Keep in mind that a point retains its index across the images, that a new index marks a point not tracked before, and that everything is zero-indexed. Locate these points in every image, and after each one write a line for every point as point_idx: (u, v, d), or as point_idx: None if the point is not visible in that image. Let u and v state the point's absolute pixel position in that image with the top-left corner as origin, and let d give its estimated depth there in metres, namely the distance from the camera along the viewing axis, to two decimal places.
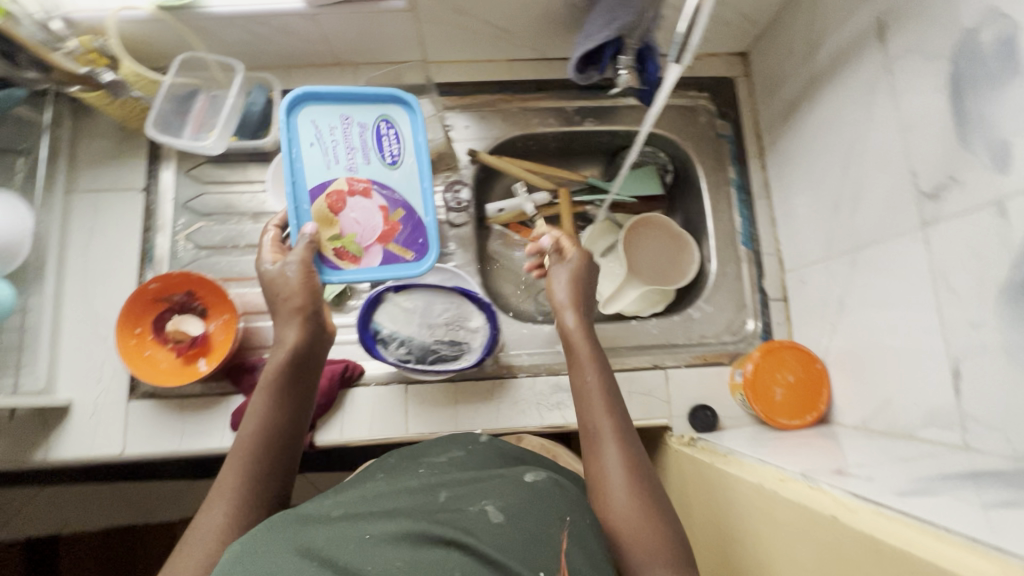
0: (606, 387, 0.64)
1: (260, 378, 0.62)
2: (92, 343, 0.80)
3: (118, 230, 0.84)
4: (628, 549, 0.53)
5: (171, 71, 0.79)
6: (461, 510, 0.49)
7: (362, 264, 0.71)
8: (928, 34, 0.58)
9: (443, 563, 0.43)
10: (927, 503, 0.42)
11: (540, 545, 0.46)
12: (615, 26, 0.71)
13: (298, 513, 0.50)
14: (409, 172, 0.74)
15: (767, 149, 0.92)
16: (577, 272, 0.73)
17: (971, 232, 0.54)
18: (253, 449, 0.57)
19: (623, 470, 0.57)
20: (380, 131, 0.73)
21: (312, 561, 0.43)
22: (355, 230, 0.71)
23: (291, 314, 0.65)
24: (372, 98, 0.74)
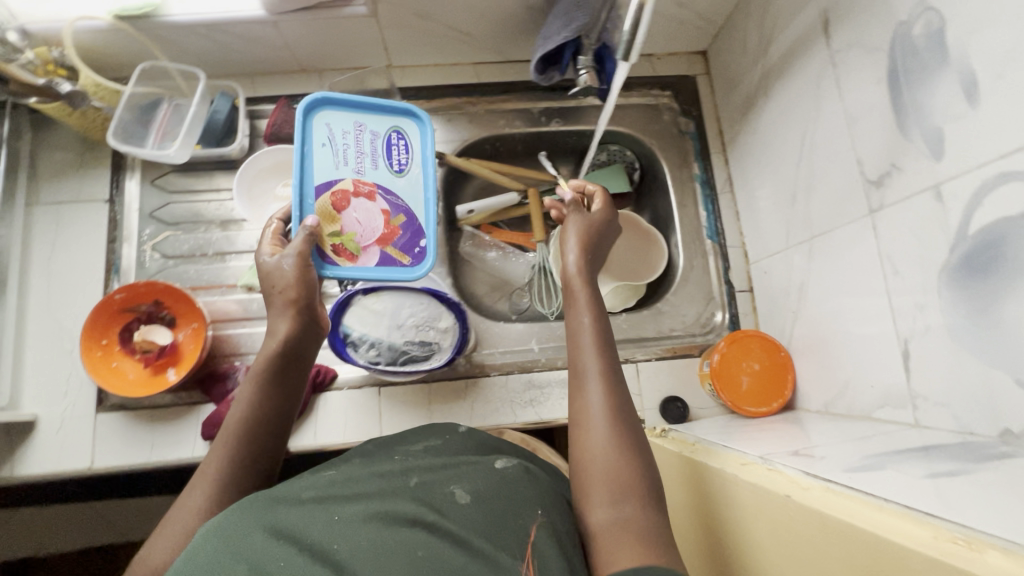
0: (599, 332, 0.64)
1: (250, 366, 0.64)
2: (58, 357, 0.79)
3: (82, 242, 0.83)
4: (597, 485, 0.54)
5: (132, 81, 0.80)
6: (431, 492, 0.51)
7: (358, 263, 0.71)
8: (867, 28, 0.60)
9: (409, 543, 0.45)
10: (873, 477, 0.44)
11: (505, 523, 0.48)
12: (573, 27, 0.73)
13: (271, 492, 0.51)
14: (415, 182, 0.76)
15: (729, 145, 0.94)
16: (589, 224, 0.74)
17: (911, 216, 0.56)
18: (237, 431, 0.59)
19: (604, 409, 0.58)
20: (390, 141, 0.75)
21: (280, 539, 0.45)
22: (355, 229, 0.71)
23: (283, 307, 0.65)
24: (388, 112, 0.77)
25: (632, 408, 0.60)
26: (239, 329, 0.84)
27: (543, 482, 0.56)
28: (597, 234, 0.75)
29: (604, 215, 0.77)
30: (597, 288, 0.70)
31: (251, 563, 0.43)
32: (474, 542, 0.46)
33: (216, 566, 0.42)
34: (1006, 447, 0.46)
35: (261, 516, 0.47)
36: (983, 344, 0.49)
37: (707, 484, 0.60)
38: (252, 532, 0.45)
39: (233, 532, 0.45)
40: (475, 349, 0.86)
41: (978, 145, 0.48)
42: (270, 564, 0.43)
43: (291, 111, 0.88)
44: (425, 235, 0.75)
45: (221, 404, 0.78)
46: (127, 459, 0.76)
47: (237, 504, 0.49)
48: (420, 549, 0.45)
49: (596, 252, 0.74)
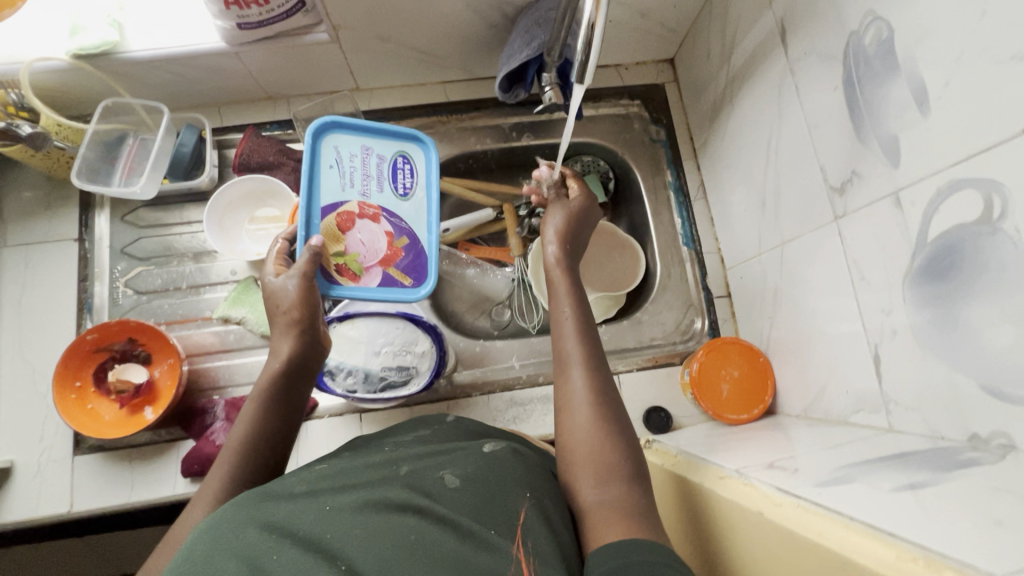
0: (581, 320, 0.65)
1: (255, 384, 0.66)
2: (32, 400, 0.78)
3: (53, 282, 0.82)
4: (582, 466, 0.55)
5: (94, 119, 0.79)
6: (420, 480, 0.53)
7: (361, 283, 0.72)
8: (821, 36, 0.61)
9: (401, 526, 0.46)
10: (841, 491, 0.44)
11: (494, 504, 0.50)
12: (535, 45, 0.74)
13: (263, 490, 0.52)
14: (418, 206, 0.75)
15: (700, 152, 0.94)
16: (570, 211, 0.74)
17: (873, 221, 0.57)
18: (241, 447, 0.60)
19: (586, 394, 0.59)
20: (397, 165, 0.75)
21: (273, 534, 0.46)
22: (359, 250, 0.72)
23: (287, 326, 0.68)
24: (397, 135, 0.76)
25: (615, 391, 0.61)
26: (217, 362, 0.83)
27: (529, 462, 0.58)
28: (578, 222, 0.75)
29: (584, 201, 0.77)
30: (578, 276, 0.71)
31: (245, 557, 0.44)
32: (465, 523, 0.47)
33: (212, 561, 0.44)
34: (973, 452, 0.46)
35: (252, 512, 0.48)
36: (946, 347, 0.50)
37: (690, 500, 0.60)
38: (245, 528, 0.46)
39: (227, 530, 0.47)
40: (455, 370, 0.85)
41: (932, 153, 0.49)
42: (263, 558, 0.43)
43: (259, 140, 0.86)
44: (428, 259, 0.75)
45: (200, 440, 0.77)
46: (105, 500, 0.75)
47: (231, 503, 0.50)
48: (412, 532, 0.46)
49: (575, 240, 0.74)
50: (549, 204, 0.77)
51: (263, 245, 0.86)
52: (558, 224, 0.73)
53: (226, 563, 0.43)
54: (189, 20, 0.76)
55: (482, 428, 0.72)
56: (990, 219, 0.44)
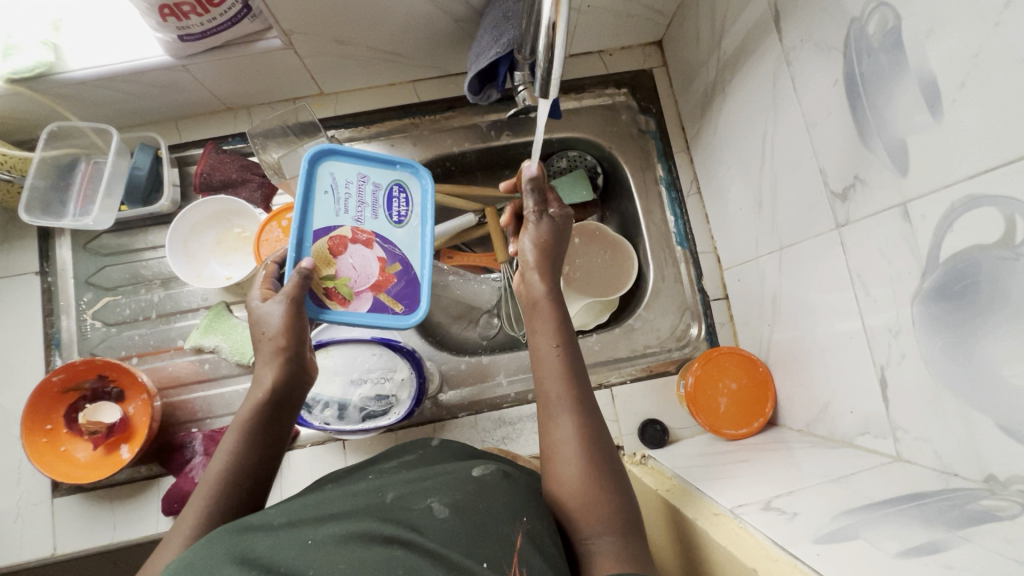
0: (570, 356, 0.59)
1: (233, 420, 0.56)
2: (8, 443, 0.76)
3: (18, 319, 0.79)
4: (576, 516, 0.50)
5: (39, 145, 0.75)
6: (406, 507, 0.46)
7: (351, 308, 0.64)
8: (820, 23, 0.54)
9: (387, 561, 0.40)
10: (842, 551, 0.40)
11: (488, 529, 0.44)
12: (504, 42, 0.67)
13: (238, 523, 0.45)
14: (414, 234, 0.68)
15: (692, 143, 0.88)
16: (556, 231, 0.68)
17: (878, 233, 0.51)
18: (216, 489, 0.51)
19: (577, 442, 0.53)
20: (393, 193, 0.68)
21: (251, 569, 0.39)
22: (350, 274, 0.64)
23: (271, 354, 0.59)
24: (395, 163, 0.69)
25: (607, 433, 0.55)
26: (193, 394, 0.81)
27: (520, 483, 0.52)
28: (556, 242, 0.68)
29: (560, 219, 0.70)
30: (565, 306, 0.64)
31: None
32: (457, 557, 0.41)
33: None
34: (991, 499, 0.42)
35: (228, 546, 0.42)
36: (961, 380, 0.45)
37: (685, 535, 0.56)
38: (218, 564, 0.40)
39: (201, 568, 0.40)
40: (440, 390, 0.82)
41: (945, 163, 0.43)
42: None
43: (219, 156, 0.81)
44: (422, 286, 0.68)
45: (179, 477, 0.75)
46: (88, 542, 0.74)
47: (206, 538, 0.43)
48: (401, 566, 0.40)
49: (556, 261, 0.68)
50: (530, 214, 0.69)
51: (233, 267, 0.83)
52: (544, 253, 0.66)
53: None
54: (130, 34, 0.70)
55: (473, 447, 0.63)
56: (1013, 243, 0.38)
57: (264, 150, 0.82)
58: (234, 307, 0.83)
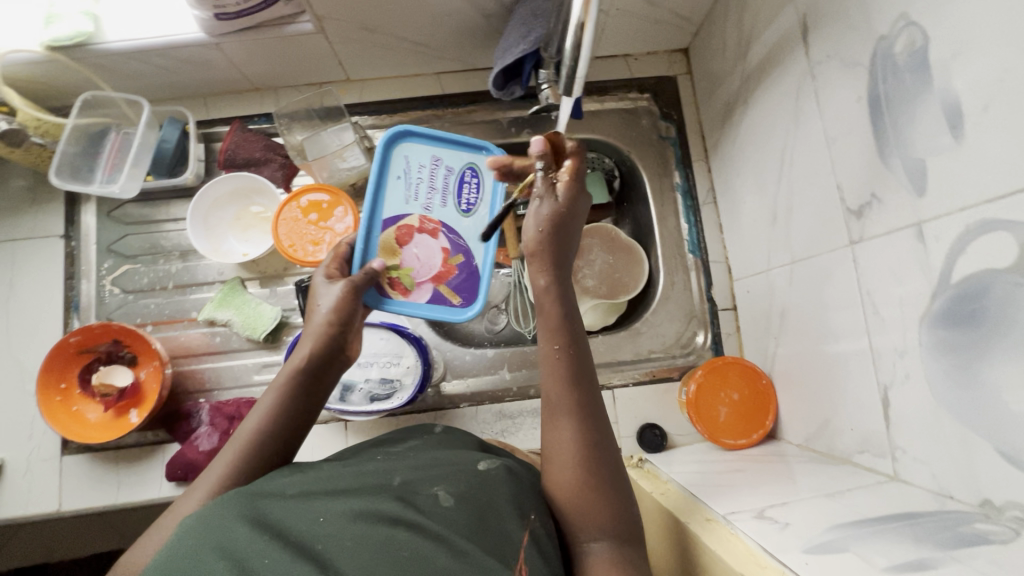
0: (572, 360, 0.56)
1: (272, 384, 0.57)
2: (21, 399, 0.78)
3: (39, 279, 0.81)
4: (574, 518, 0.51)
5: (74, 112, 0.76)
6: (413, 492, 0.47)
7: (411, 299, 0.66)
8: (846, 39, 0.54)
9: (393, 541, 0.41)
10: (832, 562, 0.41)
11: (490, 522, 0.45)
12: (532, 39, 0.68)
13: (250, 488, 0.47)
14: (481, 223, 0.69)
15: (711, 152, 0.88)
16: (555, 212, 0.59)
17: (890, 252, 0.51)
18: (245, 447, 0.53)
19: (579, 449, 0.52)
20: (465, 178, 0.69)
21: (262, 534, 0.40)
22: (414, 265, 0.66)
23: (318, 331, 0.58)
24: (471, 148, 0.70)
25: (613, 439, 0.54)
26: (203, 365, 0.82)
27: (524, 482, 0.53)
28: (562, 227, 0.59)
29: (572, 200, 0.60)
30: (572, 300, 0.59)
31: (232, 557, 0.38)
32: (461, 541, 0.42)
33: (196, 561, 0.38)
34: (985, 523, 0.42)
35: (242, 507, 0.43)
36: (964, 405, 0.45)
37: (678, 541, 0.57)
38: (230, 524, 0.41)
39: (212, 527, 0.41)
40: (443, 379, 0.83)
41: (962, 186, 0.43)
42: (253, 559, 0.38)
43: (245, 134, 0.83)
44: (481, 280, 0.69)
45: (184, 444, 0.76)
46: (93, 500, 0.76)
47: (221, 498, 0.45)
48: (405, 548, 0.40)
49: (559, 250, 0.60)
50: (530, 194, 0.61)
51: (250, 244, 0.85)
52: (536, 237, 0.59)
53: (213, 563, 0.38)
54: (167, 10, 0.72)
55: (474, 437, 0.64)
56: None
57: (289, 131, 0.83)
58: (248, 283, 0.85)
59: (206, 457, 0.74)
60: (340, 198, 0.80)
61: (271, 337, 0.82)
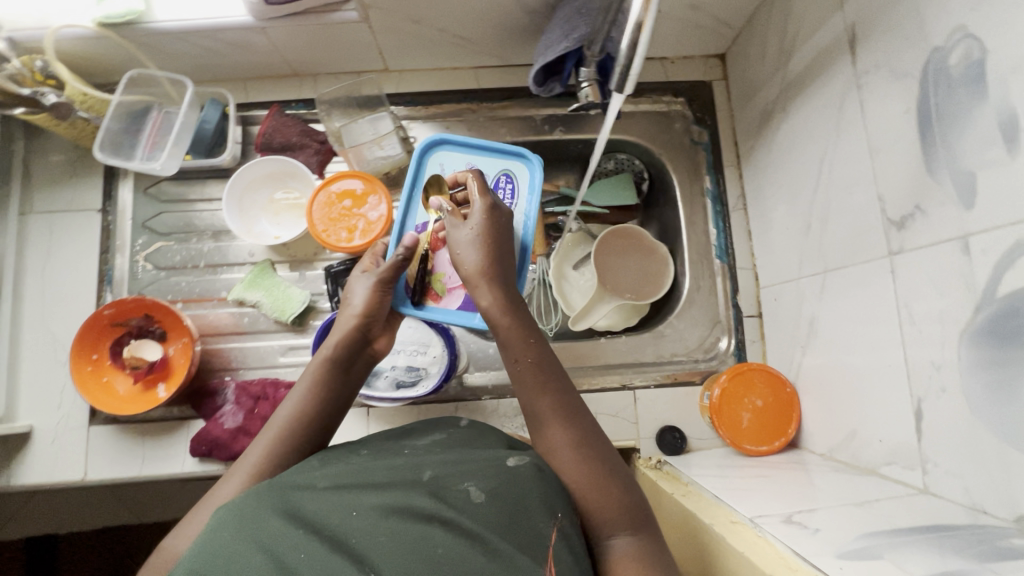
0: (541, 365, 0.57)
1: (305, 373, 0.61)
2: (52, 368, 0.79)
3: (76, 251, 0.83)
4: (590, 515, 0.51)
5: (119, 89, 0.78)
6: (445, 487, 0.47)
7: (441, 304, 0.67)
8: (898, 49, 0.54)
9: (427, 539, 0.41)
10: (866, 567, 0.41)
11: (523, 520, 0.45)
12: (574, 37, 0.68)
13: (283, 482, 0.48)
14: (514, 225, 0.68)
15: (743, 158, 0.88)
16: (481, 233, 0.60)
17: (932, 264, 0.51)
18: (282, 431, 0.56)
19: (572, 449, 0.53)
20: (499, 184, 0.69)
21: (299, 528, 0.42)
22: (445, 270, 0.67)
23: (348, 322, 0.63)
24: (507, 154, 0.70)
25: (600, 431, 0.56)
26: (230, 344, 0.83)
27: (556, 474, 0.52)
28: (496, 236, 0.61)
29: (488, 214, 0.61)
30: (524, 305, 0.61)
31: (271, 551, 0.40)
32: (493, 539, 0.42)
33: (235, 554, 0.40)
34: (1021, 538, 0.42)
35: (277, 502, 0.44)
36: (1003, 420, 0.45)
37: (701, 542, 0.57)
38: (267, 518, 0.43)
39: (249, 520, 0.42)
40: (466, 370, 0.84)
41: (1014, 201, 0.43)
42: (291, 553, 0.40)
43: (283, 119, 0.84)
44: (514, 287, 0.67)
45: (209, 421, 0.77)
46: (118, 471, 0.77)
47: (255, 491, 0.46)
48: (438, 545, 0.41)
49: (500, 258, 0.61)
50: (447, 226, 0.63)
51: (282, 227, 0.86)
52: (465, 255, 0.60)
53: (253, 557, 0.39)
54: None
55: (498, 429, 0.64)
56: None
57: (328, 117, 0.84)
58: (278, 266, 0.86)
59: (230, 434, 0.75)
60: (374, 184, 0.80)
61: (298, 320, 0.83)
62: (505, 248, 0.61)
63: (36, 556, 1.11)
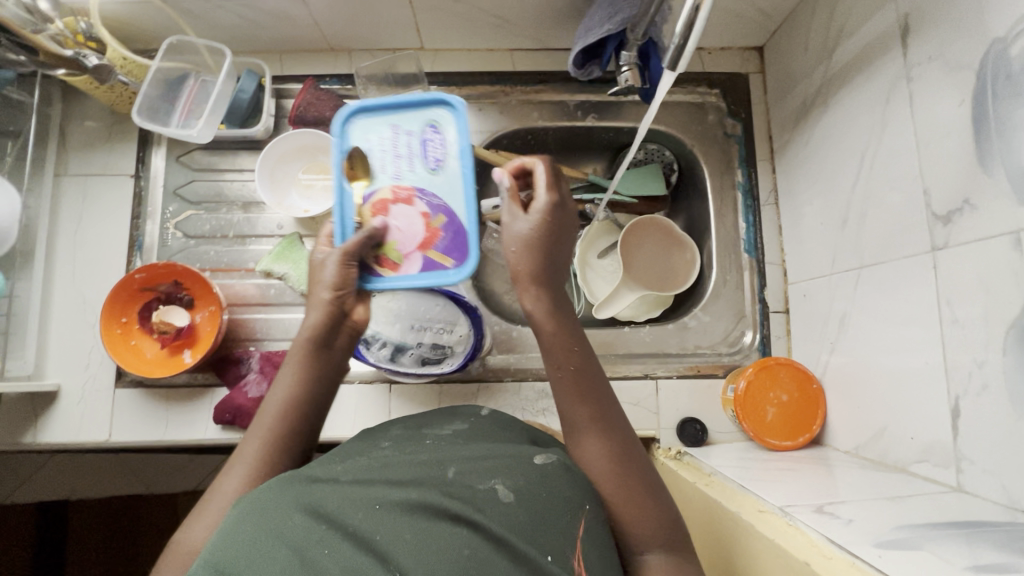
0: (582, 374, 0.56)
1: (287, 358, 0.58)
2: (81, 330, 0.80)
3: (107, 215, 0.83)
4: (622, 529, 0.51)
5: (159, 55, 0.78)
6: (469, 484, 0.45)
7: (402, 273, 0.59)
8: (954, 41, 0.53)
9: (453, 541, 0.40)
10: (906, 558, 0.41)
11: (552, 522, 0.43)
12: (618, 19, 0.67)
13: (304, 473, 0.47)
14: (454, 177, 0.59)
15: (777, 153, 0.87)
16: (540, 227, 0.58)
17: (981, 260, 0.50)
18: (272, 421, 0.54)
19: (607, 461, 0.52)
20: (427, 137, 0.60)
21: (322, 524, 0.40)
22: (396, 237, 0.59)
23: (320, 303, 0.58)
24: (422, 101, 0.61)
25: (636, 444, 0.55)
26: (255, 314, 0.84)
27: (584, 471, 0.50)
28: (554, 235, 0.59)
29: (551, 210, 0.59)
30: (568, 310, 0.59)
31: (294, 547, 0.39)
32: (519, 544, 0.41)
33: (259, 548, 0.39)
34: None
35: (297, 496, 0.43)
36: None
37: (726, 530, 0.57)
38: (288, 513, 0.41)
39: (270, 514, 0.41)
40: (489, 352, 0.83)
41: None
42: (315, 548, 0.39)
43: (317, 92, 0.84)
44: (473, 235, 0.59)
45: (233, 389, 0.78)
46: (142, 433, 0.78)
47: (276, 483, 0.45)
48: (465, 548, 0.40)
49: (554, 259, 0.59)
50: (505, 213, 0.60)
51: (311, 201, 0.86)
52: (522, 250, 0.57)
53: (277, 552, 0.38)
54: None
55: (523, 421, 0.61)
56: None
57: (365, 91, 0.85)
58: (306, 239, 0.86)
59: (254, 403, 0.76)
60: None
61: None
62: (560, 248, 0.59)
63: (47, 521, 1.13)
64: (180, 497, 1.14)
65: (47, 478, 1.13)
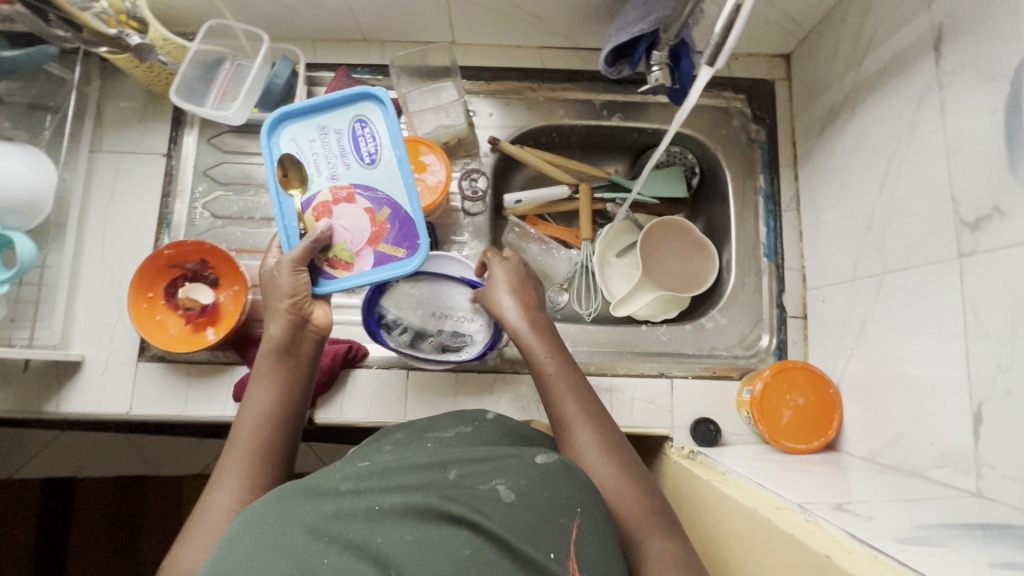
0: (563, 370, 0.62)
1: (255, 369, 0.62)
2: (107, 303, 0.81)
3: (138, 192, 0.85)
4: (622, 517, 0.52)
5: (198, 37, 0.79)
6: (470, 485, 0.45)
7: (356, 270, 0.65)
8: (989, 50, 0.53)
9: (454, 541, 0.40)
10: (927, 554, 0.41)
11: (553, 521, 0.43)
12: (651, 20, 0.68)
13: (303, 482, 0.46)
14: (390, 170, 0.65)
15: (800, 159, 0.88)
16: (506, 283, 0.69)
17: (1008, 266, 0.51)
18: (252, 429, 0.58)
19: (597, 447, 0.56)
20: (356, 133, 0.65)
21: (321, 538, 0.40)
22: (344, 237, 0.65)
23: (282, 312, 0.63)
24: (347, 98, 0.65)
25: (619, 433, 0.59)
26: None
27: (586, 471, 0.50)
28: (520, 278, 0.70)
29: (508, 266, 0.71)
30: (546, 322, 0.67)
31: (292, 557, 0.38)
32: (520, 545, 0.41)
33: (258, 557, 0.38)
34: None
35: (294, 507, 0.42)
36: None
37: (741, 525, 0.57)
38: (287, 527, 0.40)
39: (267, 526, 0.40)
40: (506, 343, 0.84)
41: None
42: (315, 557, 0.38)
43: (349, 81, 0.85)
44: (417, 223, 0.64)
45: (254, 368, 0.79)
46: (163, 407, 0.79)
47: (273, 494, 0.44)
48: (465, 547, 0.39)
49: (528, 293, 0.69)
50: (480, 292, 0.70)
51: None
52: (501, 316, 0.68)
53: (276, 560, 0.37)
54: None
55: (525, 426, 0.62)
56: None
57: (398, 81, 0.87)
58: None
59: None
60: (434, 146, 0.81)
61: None
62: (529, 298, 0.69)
63: (54, 498, 1.13)
64: (188, 479, 1.15)
65: (54, 455, 1.13)
